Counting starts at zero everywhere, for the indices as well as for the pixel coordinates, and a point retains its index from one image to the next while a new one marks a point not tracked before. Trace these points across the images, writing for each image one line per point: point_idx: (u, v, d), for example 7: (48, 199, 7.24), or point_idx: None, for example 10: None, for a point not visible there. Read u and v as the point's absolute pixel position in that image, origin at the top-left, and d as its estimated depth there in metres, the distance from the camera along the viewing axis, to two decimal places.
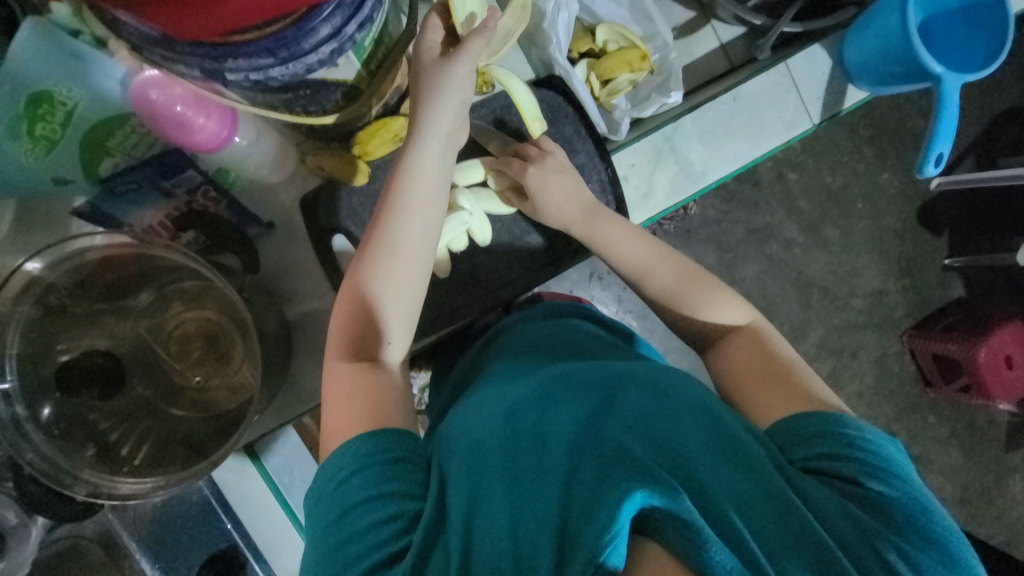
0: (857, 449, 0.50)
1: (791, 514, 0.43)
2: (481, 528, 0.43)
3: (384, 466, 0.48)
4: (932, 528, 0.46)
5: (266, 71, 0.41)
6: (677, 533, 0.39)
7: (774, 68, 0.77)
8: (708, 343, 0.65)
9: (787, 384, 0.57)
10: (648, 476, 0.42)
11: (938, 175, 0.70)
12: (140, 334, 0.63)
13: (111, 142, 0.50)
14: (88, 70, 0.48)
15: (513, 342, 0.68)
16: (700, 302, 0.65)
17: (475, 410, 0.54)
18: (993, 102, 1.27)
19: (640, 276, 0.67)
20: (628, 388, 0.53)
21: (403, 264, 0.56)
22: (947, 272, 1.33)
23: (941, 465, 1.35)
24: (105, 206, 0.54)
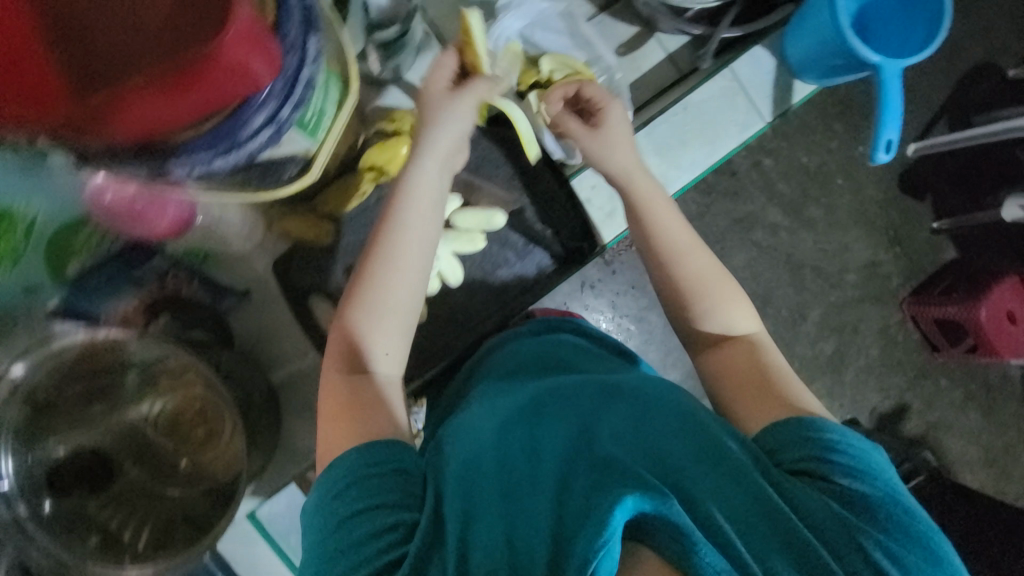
0: (831, 450, 0.50)
1: (777, 514, 0.44)
2: (478, 533, 0.43)
3: (381, 478, 0.48)
4: (913, 525, 0.46)
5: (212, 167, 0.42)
6: (668, 538, 0.40)
7: (718, 75, 0.79)
8: (701, 344, 0.63)
9: (769, 391, 0.57)
10: (641, 482, 0.43)
11: (891, 161, 0.71)
12: (127, 421, 0.64)
13: (75, 245, 0.53)
14: (43, 185, 0.47)
15: (498, 357, 0.68)
16: (715, 301, 0.62)
17: (470, 421, 0.54)
18: (956, 63, 1.28)
19: (677, 254, 0.63)
20: (622, 398, 0.53)
21: (393, 286, 0.56)
22: (936, 235, 1.33)
23: (960, 428, 1.34)
24: (81, 304, 0.56)
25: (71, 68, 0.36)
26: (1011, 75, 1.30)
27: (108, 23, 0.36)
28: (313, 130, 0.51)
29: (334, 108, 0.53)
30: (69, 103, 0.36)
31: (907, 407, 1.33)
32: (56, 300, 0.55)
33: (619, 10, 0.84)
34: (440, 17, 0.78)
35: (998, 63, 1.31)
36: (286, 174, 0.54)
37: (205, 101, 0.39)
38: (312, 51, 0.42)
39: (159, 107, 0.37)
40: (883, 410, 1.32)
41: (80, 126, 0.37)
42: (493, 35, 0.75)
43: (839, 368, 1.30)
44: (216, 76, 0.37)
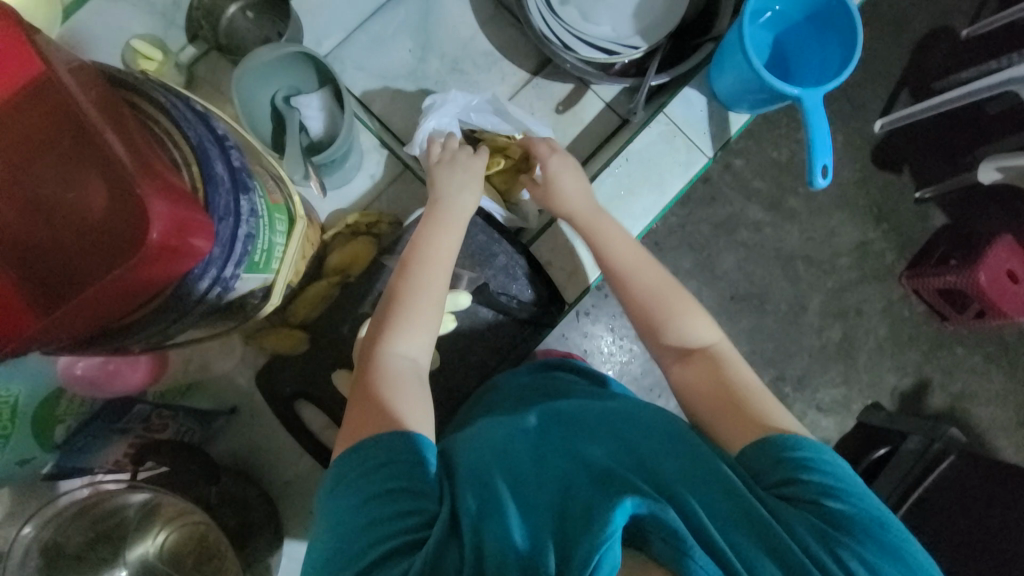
0: (803, 469, 0.49)
1: (759, 523, 0.44)
2: (493, 526, 0.43)
3: (410, 467, 0.48)
4: (890, 540, 0.46)
5: (186, 313, 0.46)
6: (665, 543, 0.40)
7: (653, 122, 0.81)
8: (670, 358, 0.63)
9: (741, 412, 0.56)
10: (637, 489, 0.44)
11: (829, 185, 0.71)
12: (126, 573, 0.59)
13: (59, 411, 0.58)
14: (18, 372, 0.53)
15: (497, 394, 0.69)
16: (674, 315, 0.63)
17: (484, 429, 0.56)
18: (906, 35, 1.29)
19: (628, 272, 0.66)
20: (617, 420, 0.55)
21: (415, 297, 0.60)
22: (921, 205, 1.32)
23: (986, 394, 1.32)
24: (72, 461, 0.59)
25: (30, 285, 0.40)
26: (964, 35, 1.30)
27: (59, 241, 0.41)
28: (272, 261, 0.55)
29: (285, 237, 0.57)
30: (33, 322, 0.39)
31: (929, 382, 1.31)
32: (49, 465, 0.58)
33: (552, 71, 0.88)
34: (385, 111, 0.83)
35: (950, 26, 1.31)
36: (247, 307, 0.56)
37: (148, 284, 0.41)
38: (244, 212, 0.47)
39: (113, 300, 0.40)
40: (903, 389, 1.30)
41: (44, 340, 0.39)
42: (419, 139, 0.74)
43: (850, 354, 1.30)
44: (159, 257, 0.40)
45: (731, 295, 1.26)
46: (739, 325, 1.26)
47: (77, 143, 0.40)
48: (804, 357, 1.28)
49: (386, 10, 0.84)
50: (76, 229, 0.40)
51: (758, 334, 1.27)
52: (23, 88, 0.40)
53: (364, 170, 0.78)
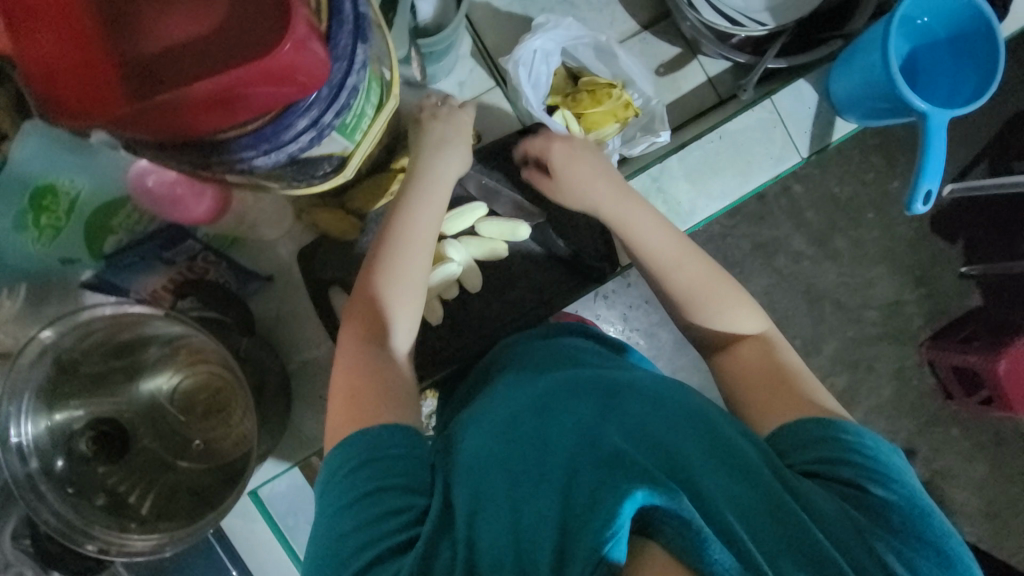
0: (849, 451, 0.49)
1: (795, 530, 0.40)
2: (486, 523, 0.42)
3: (389, 462, 0.48)
4: (927, 531, 0.45)
5: (274, 146, 0.42)
6: (674, 532, 0.36)
7: (759, 106, 0.78)
8: (713, 348, 0.64)
9: (787, 390, 0.56)
10: (648, 475, 0.39)
11: (927, 212, 0.70)
12: (144, 393, 0.65)
13: (114, 221, 0.57)
14: (92, 163, 0.54)
15: (512, 355, 0.66)
16: (719, 305, 0.63)
17: (478, 415, 0.53)
18: (1003, 107, 1.24)
19: (673, 268, 0.63)
20: (633, 395, 0.50)
21: (398, 265, 0.58)
22: (964, 280, 1.30)
23: (963, 477, 1.32)
24: (113, 277, 0.59)
25: (122, 61, 0.34)
26: None
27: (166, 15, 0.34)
28: (351, 130, 0.50)
29: (374, 110, 0.53)
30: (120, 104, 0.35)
31: (914, 452, 1.31)
32: (90, 273, 0.58)
33: (664, 28, 0.82)
34: (480, 22, 0.77)
35: None
36: (320, 171, 0.53)
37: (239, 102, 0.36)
38: (360, 62, 0.42)
39: (209, 111, 0.36)
40: None
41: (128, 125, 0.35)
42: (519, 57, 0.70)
43: (848, 405, 1.29)
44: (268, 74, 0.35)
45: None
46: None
47: None
48: None
49: None
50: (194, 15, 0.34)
51: None
52: None
53: (454, 77, 0.75)
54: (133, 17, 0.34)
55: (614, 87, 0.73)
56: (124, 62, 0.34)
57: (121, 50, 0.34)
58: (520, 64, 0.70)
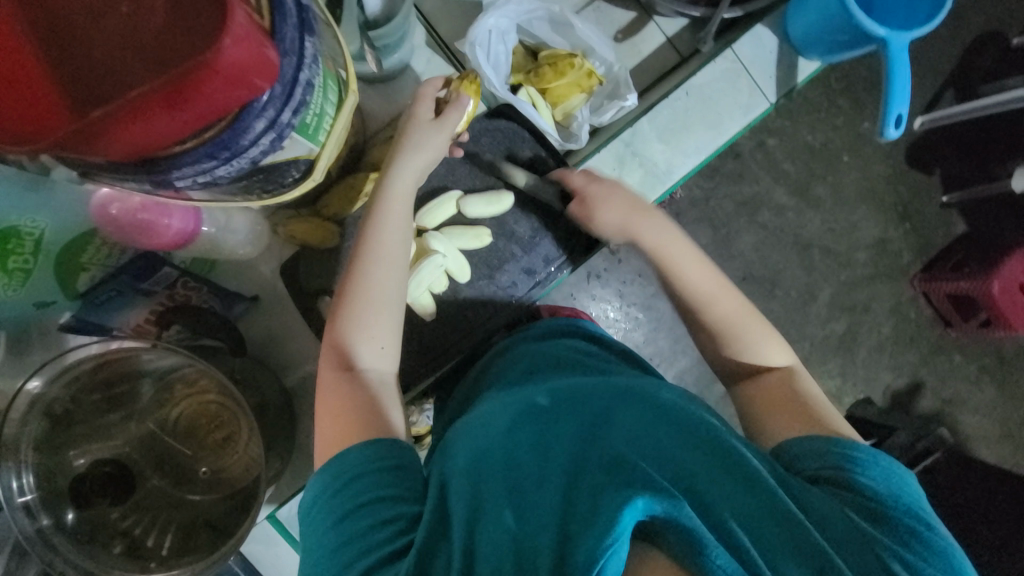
0: (855, 464, 0.50)
1: (793, 523, 0.42)
2: (486, 526, 0.41)
3: (378, 474, 0.48)
4: (930, 538, 0.46)
5: (235, 155, 0.41)
6: (678, 539, 0.39)
7: (720, 56, 0.77)
8: (735, 376, 0.65)
9: (806, 413, 0.58)
10: (650, 481, 0.41)
11: (901, 136, 0.71)
12: (147, 425, 0.64)
13: (84, 258, 0.55)
14: (53, 199, 0.53)
15: (511, 359, 0.68)
16: (749, 340, 0.64)
17: (476, 419, 0.53)
18: (962, 33, 1.25)
19: (705, 303, 0.65)
20: (639, 400, 0.51)
21: (370, 290, 0.59)
22: (945, 210, 1.31)
23: (974, 402, 1.34)
24: (92, 316, 0.58)
25: (61, 77, 0.33)
26: (1014, 44, 1.27)
27: (99, 23, 0.33)
28: (315, 131, 0.49)
29: (334, 108, 0.52)
30: (64, 125, 0.33)
31: (921, 384, 1.32)
32: (68, 315, 0.57)
33: None
34: (431, 10, 0.75)
35: (1002, 32, 1.27)
36: (288, 178, 0.52)
37: (189, 110, 0.35)
38: (307, 55, 0.42)
39: (159, 121, 0.35)
40: (896, 388, 1.31)
41: (77, 147, 0.34)
42: (475, 38, 0.68)
43: (851, 348, 1.30)
44: (208, 76, 0.33)
45: (744, 276, 1.25)
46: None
47: None
48: (805, 346, 1.28)
49: None
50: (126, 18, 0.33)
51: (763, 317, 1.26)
52: None
53: (413, 68, 0.73)
54: (67, 31, 0.33)
55: (575, 56, 0.72)
56: (63, 78, 0.33)
57: (59, 66, 0.33)
58: (476, 47, 0.69)
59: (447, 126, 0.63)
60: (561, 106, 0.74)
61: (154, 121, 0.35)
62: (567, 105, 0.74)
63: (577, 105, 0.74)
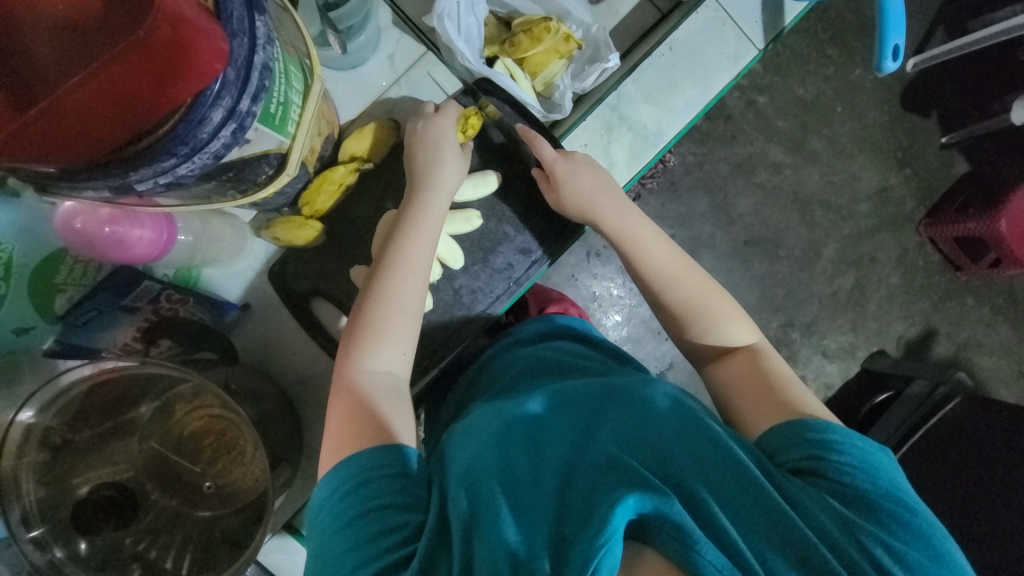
0: (832, 450, 0.48)
1: (776, 514, 0.43)
2: (481, 531, 0.41)
3: (386, 481, 0.47)
4: (913, 521, 0.45)
5: (195, 151, 0.39)
6: (671, 538, 0.40)
7: (702, 6, 0.74)
8: (705, 358, 0.63)
9: (774, 395, 0.55)
10: (641, 481, 0.42)
11: (901, 68, 0.67)
12: (149, 447, 0.61)
13: (58, 278, 0.53)
14: (22, 220, 0.51)
15: (499, 368, 0.67)
16: (714, 320, 0.62)
17: (467, 426, 0.53)
18: None
19: (669, 281, 0.64)
20: (628, 402, 0.52)
21: (374, 301, 0.57)
22: (945, 151, 1.27)
23: (989, 344, 1.31)
24: (76, 339, 0.55)
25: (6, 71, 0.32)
26: None
27: (42, 20, 0.32)
28: (282, 123, 0.47)
29: (300, 96, 0.49)
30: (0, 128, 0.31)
31: (935, 331, 1.30)
32: (52, 339, 0.55)
33: None
34: None
35: None
36: (261, 174, 0.50)
37: (135, 100, 0.33)
38: (262, 36, 0.39)
39: (111, 113, 0.33)
40: (910, 338, 1.29)
41: (19, 153, 0.32)
42: (442, 10, 0.64)
43: (861, 302, 1.27)
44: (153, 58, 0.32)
45: (746, 239, 1.22)
46: (752, 271, 1.23)
47: None
48: (814, 305, 1.26)
49: None
50: (73, 8, 0.32)
51: (769, 279, 1.24)
52: None
53: (383, 50, 0.69)
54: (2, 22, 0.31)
55: (550, 20, 0.69)
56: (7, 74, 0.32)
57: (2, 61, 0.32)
58: (445, 19, 0.64)
59: (465, 158, 0.65)
60: (540, 76, 0.71)
61: (98, 114, 0.32)
62: (547, 74, 0.71)
63: (558, 72, 0.71)
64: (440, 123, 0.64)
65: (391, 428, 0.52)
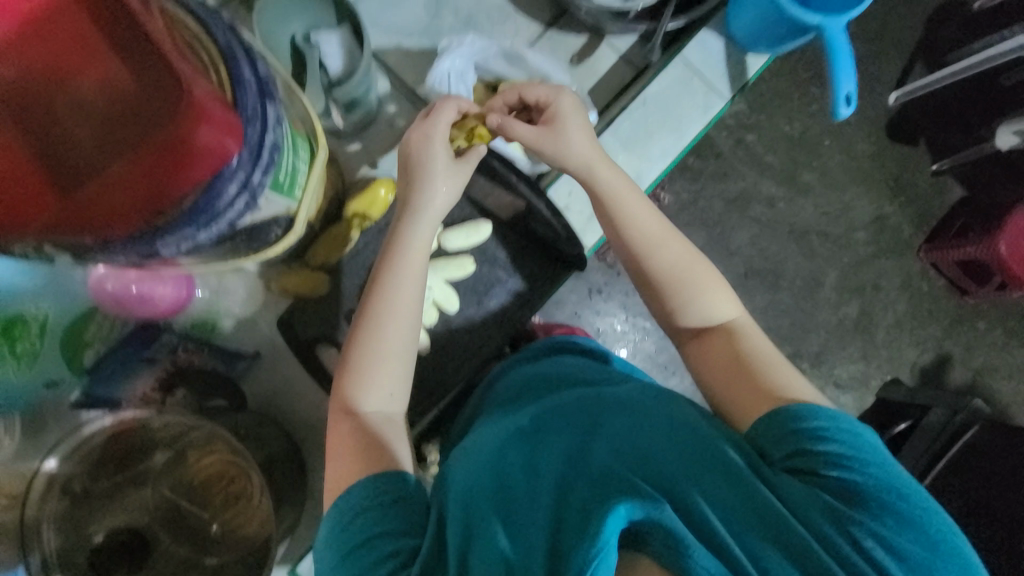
0: (818, 440, 0.49)
1: (768, 516, 0.44)
2: (479, 548, 0.45)
3: (379, 510, 0.49)
4: (906, 509, 0.45)
5: (214, 219, 0.44)
6: (663, 544, 0.42)
7: (670, 65, 0.81)
8: (686, 336, 0.64)
9: (750, 375, 0.57)
10: (632, 490, 0.45)
11: (854, 113, 0.73)
12: (161, 492, 0.62)
13: (88, 335, 0.59)
14: (58, 287, 0.56)
15: (499, 390, 0.69)
16: (692, 293, 0.63)
17: (473, 447, 0.56)
18: (920, 8, 1.29)
19: (651, 249, 0.64)
20: (620, 412, 0.54)
21: (376, 336, 0.58)
22: (938, 177, 1.30)
23: (1007, 369, 1.30)
24: (101, 391, 0.61)
25: (57, 169, 0.38)
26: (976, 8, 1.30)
27: (87, 124, 0.39)
28: (288, 188, 0.53)
29: (307, 164, 0.56)
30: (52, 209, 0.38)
31: (949, 356, 1.29)
32: (77, 392, 0.60)
33: (567, 23, 0.85)
34: (395, 64, 0.82)
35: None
36: (272, 235, 0.56)
37: (167, 181, 0.39)
38: (270, 119, 0.45)
39: (144, 194, 0.39)
40: (924, 364, 1.28)
41: (67, 230, 0.39)
42: (434, 80, 0.76)
43: (869, 329, 1.28)
44: (184, 155, 0.38)
45: (746, 271, 1.25)
46: (755, 301, 1.25)
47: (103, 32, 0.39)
48: (821, 334, 1.27)
49: None
50: (112, 112, 0.39)
51: (773, 310, 1.26)
52: None
53: (383, 118, 0.78)
54: (57, 125, 0.39)
55: None
56: (56, 168, 0.38)
57: (52, 156, 0.38)
58: (436, 88, 0.76)
59: (468, 165, 0.64)
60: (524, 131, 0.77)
61: (133, 197, 0.39)
62: None
63: None
64: (423, 133, 0.63)
65: (395, 455, 0.55)
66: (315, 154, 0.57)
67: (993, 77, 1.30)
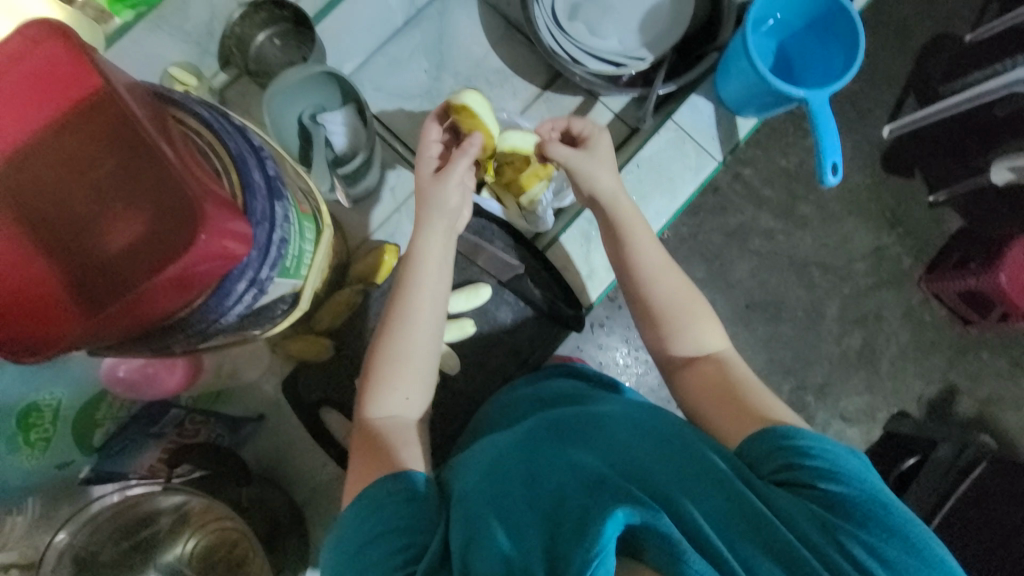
0: (805, 455, 0.49)
1: (759, 521, 0.44)
2: (477, 551, 0.43)
3: (396, 503, 0.50)
4: (890, 521, 0.45)
5: (223, 314, 0.46)
6: (661, 548, 0.41)
7: (663, 127, 0.84)
8: (674, 365, 0.64)
9: (738, 403, 0.57)
10: (627, 496, 0.44)
11: (840, 182, 0.75)
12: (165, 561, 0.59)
13: (99, 416, 0.64)
14: (67, 375, 0.62)
15: (496, 408, 0.69)
16: (685, 322, 0.64)
17: (472, 456, 0.56)
18: (911, 43, 1.32)
19: (655, 276, 0.66)
20: (614, 424, 0.55)
21: (390, 338, 0.60)
22: (936, 209, 1.32)
23: (1014, 399, 1.29)
24: (108, 467, 0.62)
25: (77, 287, 0.40)
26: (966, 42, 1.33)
27: (107, 241, 0.40)
28: (297, 269, 0.55)
29: (313, 245, 0.58)
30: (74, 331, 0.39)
31: (955, 387, 1.29)
32: (88, 468, 0.62)
33: (563, 84, 0.89)
34: (398, 128, 0.86)
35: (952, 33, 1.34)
36: (278, 312, 0.57)
37: (190, 285, 0.41)
38: (279, 218, 0.48)
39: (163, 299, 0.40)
40: (930, 396, 1.28)
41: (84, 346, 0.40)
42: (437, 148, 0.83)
43: (872, 360, 1.28)
44: (211, 260, 0.40)
45: (747, 303, 1.27)
46: (756, 333, 1.26)
47: (121, 154, 0.41)
48: (824, 366, 1.27)
49: (402, 33, 0.88)
50: (128, 226, 0.40)
51: (775, 341, 1.26)
52: (75, 107, 0.41)
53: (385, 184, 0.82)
54: (82, 249, 0.40)
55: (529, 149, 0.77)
56: (79, 288, 0.40)
57: (77, 278, 0.40)
58: None
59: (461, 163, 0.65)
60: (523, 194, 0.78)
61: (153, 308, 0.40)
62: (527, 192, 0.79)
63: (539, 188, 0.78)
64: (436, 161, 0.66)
65: (399, 457, 0.55)
66: (325, 228, 0.62)
67: (987, 109, 1.33)
